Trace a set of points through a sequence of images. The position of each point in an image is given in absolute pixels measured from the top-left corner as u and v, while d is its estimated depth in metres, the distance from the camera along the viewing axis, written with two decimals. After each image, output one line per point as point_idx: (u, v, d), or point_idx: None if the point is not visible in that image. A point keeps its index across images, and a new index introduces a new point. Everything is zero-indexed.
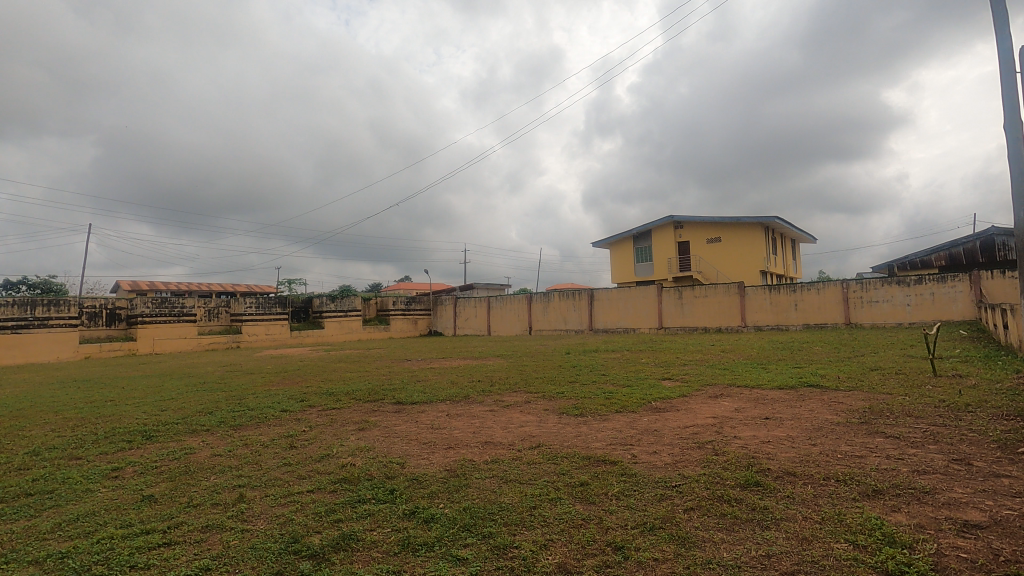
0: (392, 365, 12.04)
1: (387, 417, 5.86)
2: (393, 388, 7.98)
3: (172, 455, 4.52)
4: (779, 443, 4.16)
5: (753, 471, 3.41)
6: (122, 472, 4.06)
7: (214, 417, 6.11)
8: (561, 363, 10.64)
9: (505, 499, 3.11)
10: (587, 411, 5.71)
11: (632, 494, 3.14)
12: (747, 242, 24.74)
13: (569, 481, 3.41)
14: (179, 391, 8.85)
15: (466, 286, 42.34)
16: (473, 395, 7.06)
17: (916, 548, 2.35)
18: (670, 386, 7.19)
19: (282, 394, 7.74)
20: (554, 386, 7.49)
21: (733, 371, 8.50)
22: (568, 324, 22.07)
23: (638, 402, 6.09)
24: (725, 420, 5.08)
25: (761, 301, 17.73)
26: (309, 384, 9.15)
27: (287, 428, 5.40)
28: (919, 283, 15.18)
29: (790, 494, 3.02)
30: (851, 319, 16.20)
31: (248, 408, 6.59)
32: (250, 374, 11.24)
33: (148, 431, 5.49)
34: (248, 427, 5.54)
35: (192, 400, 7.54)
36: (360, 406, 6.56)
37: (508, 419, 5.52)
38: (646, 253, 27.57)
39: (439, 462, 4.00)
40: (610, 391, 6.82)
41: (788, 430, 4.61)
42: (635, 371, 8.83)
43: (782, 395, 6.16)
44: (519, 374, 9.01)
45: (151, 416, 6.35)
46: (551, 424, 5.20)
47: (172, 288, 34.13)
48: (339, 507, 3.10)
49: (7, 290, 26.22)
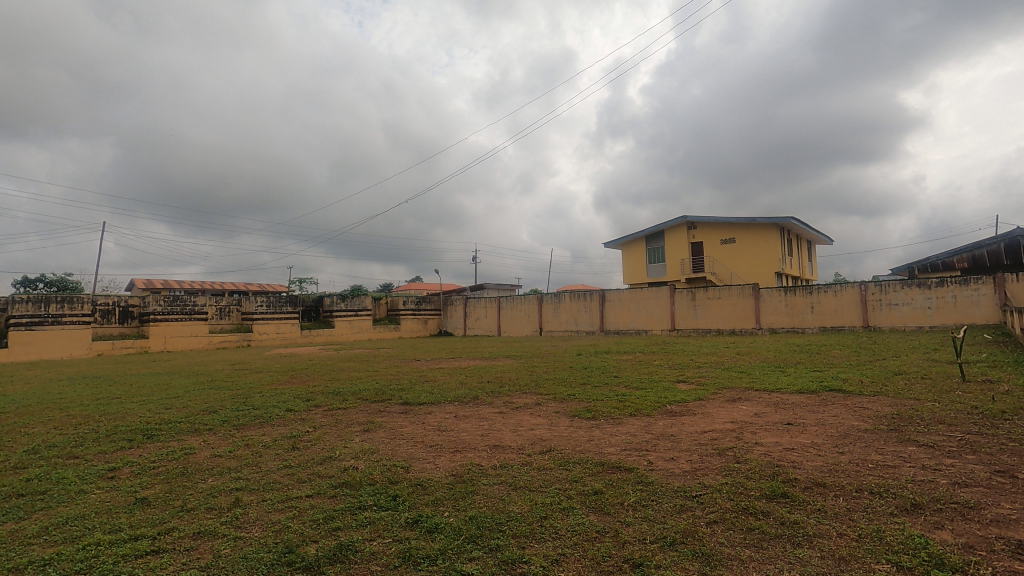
0: (401, 365, 11.88)
1: (394, 418, 5.69)
2: (401, 388, 7.83)
3: (171, 455, 4.39)
4: (804, 451, 3.93)
5: (779, 480, 3.20)
6: (118, 473, 3.92)
7: (218, 416, 6.00)
8: (572, 364, 10.47)
9: (514, 508, 2.93)
10: (600, 414, 5.50)
11: (650, 504, 2.94)
12: (762, 242, 24.34)
13: (582, 489, 3.21)
14: (186, 388, 8.79)
15: (476, 286, 42.25)
16: (482, 396, 6.88)
17: (967, 572, 2.13)
18: (685, 389, 6.95)
19: (288, 394, 7.61)
20: (565, 388, 7.29)
21: (751, 373, 8.23)
22: (579, 325, 21.84)
23: (653, 405, 5.87)
24: (745, 425, 4.85)
25: (776, 303, 17.39)
26: (316, 383, 9.00)
27: (291, 429, 5.26)
28: (941, 286, 14.80)
29: (821, 507, 2.80)
30: (869, 322, 15.81)
31: (253, 407, 6.47)
32: (257, 374, 11.15)
33: (150, 429, 5.39)
34: (251, 427, 5.40)
35: (197, 398, 7.46)
36: (366, 407, 6.40)
37: (518, 421, 5.34)
38: (658, 254, 27.24)
39: (445, 467, 3.82)
40: (623, 394, 6.59)
41: (812, 436, 4.39)
42: (649, 373, 8.59)
43: (803, 400, 5.91)
44: (530, 375, 8.80)
45: (155, 414, 6.24)
46: (563, 427, 5.00)
47: (187, 286, 34.47)
48: (338, 514, 2.94)
49: (23, 287, 26.59)
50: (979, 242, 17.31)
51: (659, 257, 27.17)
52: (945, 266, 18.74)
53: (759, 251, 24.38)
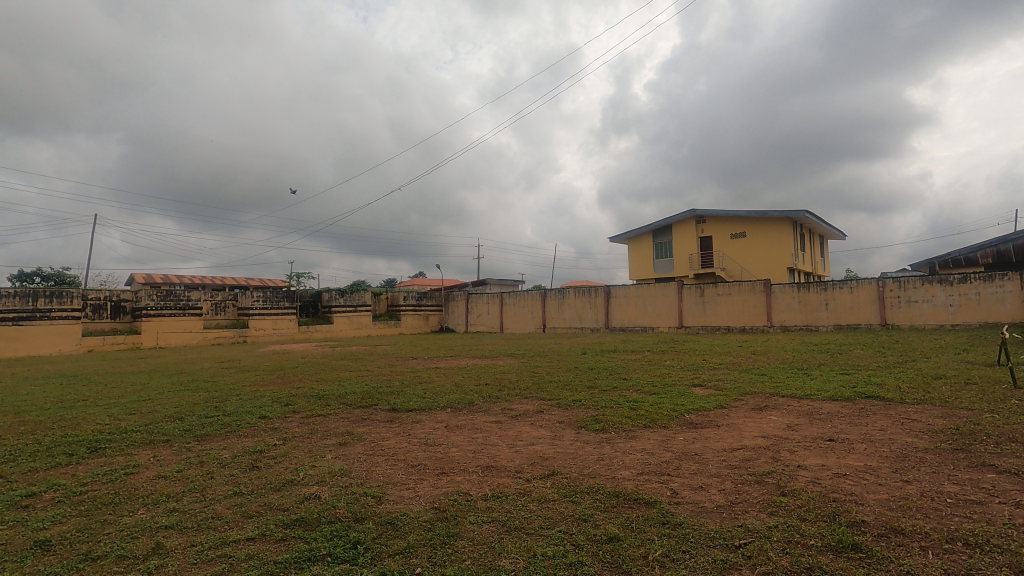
0: (395, 364, 11.22)
1: (376, 428, 5.05)
2: (390, 392, 7.16)
3: (107, 476, 3.72)
4: (858, 479, 3.27)
5: (844, 525, 2.53)
6: (37, 500, 3.27)
7: (181, 424, 5.36)
8: (577, 365, 9.76)
9: (506, 564, 2.28)
10: (610, 425, 4.81)
11: (682, 559, 2.28)
12: (773, 236, 23.53)
13: (593, 534, 2.55)
14: (161, 390, 8.17)
15: (478, 283, 41.47)
16: (478, 401, 6.22)
17: None
18: (703, 394, 6.27)
19: (268, 397, 6.97)
20: (569, 392, 6.62)
21: (773, 376, 7.50)
22: (584, 322, 21.15)
23: (669, 414, 5.18)
24: (779, 442, 4.16)
25: (788, 300, 16.68)
26: (301, 385, 8.32)
27: (257, 441, 4.61)
28: (963, 282, 14.06)
29: (911, 569, 2.14)
30: (887, 319, 15.09)
31: (224, 414, 5.84)
32: (242, 373, 10.50)
33: (100, 441, 4.75)
34: (213, 439, 4.75)
35: (168, 402, 6.80)
36: (349, 414, 5.76)
37: (517, 434, 4.67)
38: (666, 248, 26.41)
39: (425, 496, 3.15)
40: (635, 400, 5.91)
41: (865, 458, 3.69)
42: (660, 376, 7.88)
43: (839, 409, 5.24)
44: (531, 377, 8.15)
45: (113, 422, 5.59)
46: (568, 442, 4.33)
47: (185, 280, 33.96)
48: (279, 570, 2.29)
49: (19, 280, 26.15)
50: (1004, 237, 16.47)
51: (666, 252, 26.37)
52: (968, 262, 17.87)
53: (771, 246, 23.56)
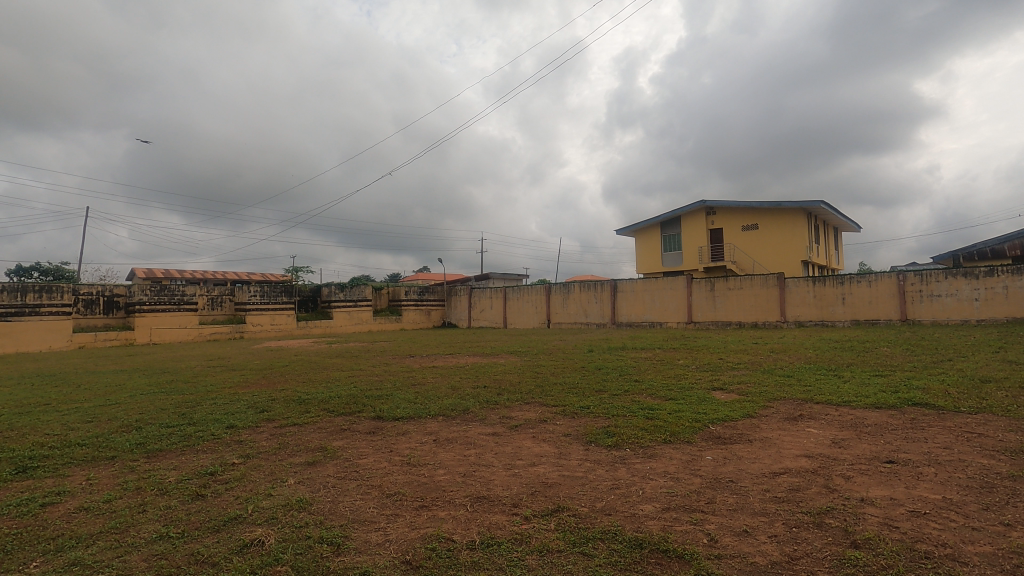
0: (391, 363, 10.56)
1: (355, 442, 4.39)
2: (379, 396, 6.51)
3: (19, 509, 3.06)
4: (945, 520, 2.57)
5: None
6: None
7: (137, 436, 4.73)
8: (584, 364, 9.07)
9: None
10: (624, 440, 4.12)
11: None
12: (786, 228, 22.70)
13: None
14: (136, 392, 7.56)
15: (482, 277, 40.77)
16: (473, 408, 5.55)
17: None
18: (726, 400, 5.60)
19: (244, 402, 6.33)
20: (576, 397, 5.94)
21: (801, 379, 6.80)
22: (589, 317, 20.47)
23: (691, 426, 4.50)
24: (829, 464, 3.48)
25: (803, 294, 15.93)
26: (286, 386, 7.68)
27: (214, 459, 3.97)
28: (991, 275, 13.26)
29: None
30: (907, 314, 14.33)
31: (188, 423, 5.20)
32: (227, 372, 9.88)
33: (35, 458, 4.10)
34: (165, 456, 4.12)
35: (133, 407, 6.16)
36: (328, 423, 5.12)
37: (516, 450, 4.01)
38: (675, 240, 25.63)
39: (397, 543, 2.49)
40: (651, 407, 5.24)
41: (941, 490, 2.99)
42: (676, 377, 7.18)
43: (888, 420, 4.56)
44: (534, 378, 7.48)
45: (63, 433, 4.96)
46: (576, 462, 3.66)
47: (188, 275, 33.61)
48: None
49: (16, 275, 25.73)
50: None
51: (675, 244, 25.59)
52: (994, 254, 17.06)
53: (784, 237, 22.72)
